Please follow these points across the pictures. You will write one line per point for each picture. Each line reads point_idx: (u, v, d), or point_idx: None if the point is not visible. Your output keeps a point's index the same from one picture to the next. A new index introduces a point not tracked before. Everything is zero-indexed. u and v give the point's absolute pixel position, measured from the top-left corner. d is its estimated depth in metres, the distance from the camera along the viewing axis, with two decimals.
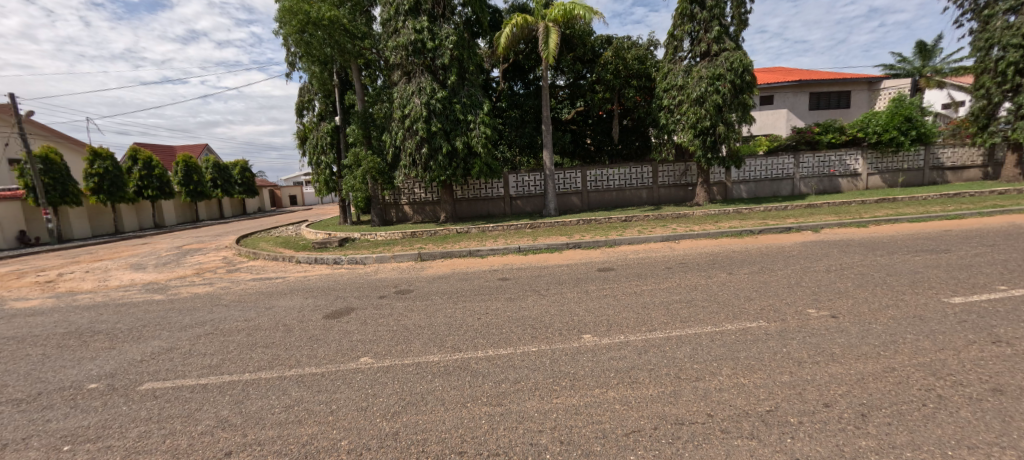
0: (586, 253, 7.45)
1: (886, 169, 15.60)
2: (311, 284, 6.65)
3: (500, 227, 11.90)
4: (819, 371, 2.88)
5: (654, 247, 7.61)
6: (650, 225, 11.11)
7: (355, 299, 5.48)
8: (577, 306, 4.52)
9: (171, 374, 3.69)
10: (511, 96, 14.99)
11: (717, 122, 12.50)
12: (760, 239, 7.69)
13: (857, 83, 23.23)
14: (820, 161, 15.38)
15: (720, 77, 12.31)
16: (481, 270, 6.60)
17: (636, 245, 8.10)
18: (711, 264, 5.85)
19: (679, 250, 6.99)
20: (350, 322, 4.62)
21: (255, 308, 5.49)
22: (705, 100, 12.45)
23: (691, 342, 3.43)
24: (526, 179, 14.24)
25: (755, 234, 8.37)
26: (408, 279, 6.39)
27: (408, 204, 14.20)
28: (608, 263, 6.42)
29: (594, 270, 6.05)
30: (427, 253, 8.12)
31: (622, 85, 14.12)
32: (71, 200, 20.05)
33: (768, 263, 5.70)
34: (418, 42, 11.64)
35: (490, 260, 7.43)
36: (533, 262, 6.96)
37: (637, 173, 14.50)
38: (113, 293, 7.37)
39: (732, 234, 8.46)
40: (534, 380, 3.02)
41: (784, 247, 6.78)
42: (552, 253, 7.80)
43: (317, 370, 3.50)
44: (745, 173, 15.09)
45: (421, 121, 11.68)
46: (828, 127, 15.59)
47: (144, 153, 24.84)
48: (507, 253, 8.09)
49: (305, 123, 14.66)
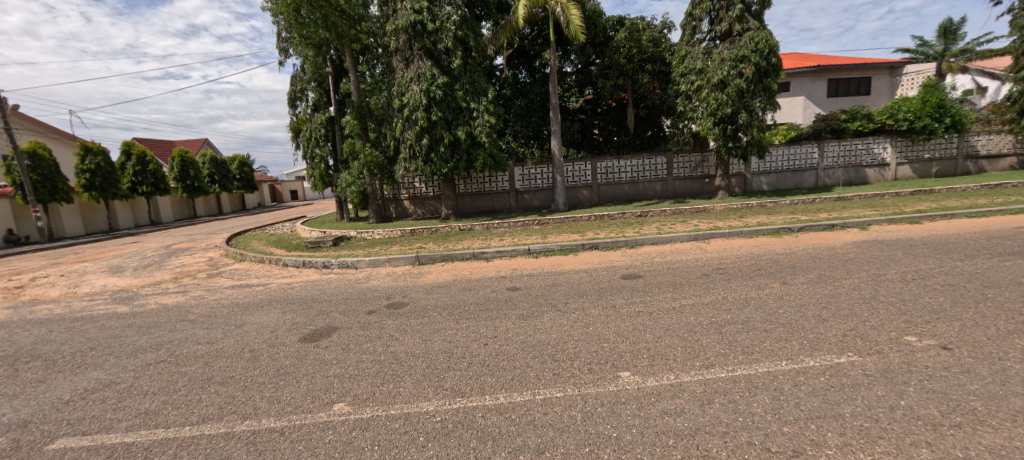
0: (606, 256, 6.51)
1: (916, 158, 14.83)
2: (293, 293, 5.83)
3: (506, 223, 11.08)
4: (968, 442, 2.04)
5: (682, 247, 6.63)
6: (668, 221, 10.33)
7: (338, 316, 4.63)
8: (606, 329, 3.68)
9: (95, 426, 2.90)
10: (516, 83, 14.26)
11: (739, 109, 11.53)
12: (802, 237, 6.73)
13: (878, 68, 22.46)
14: (845, 150, 14.55)
15: (744, 59, 11.33)
16: (486, 277, 5.74)
17: (661, 245, 7.15)
18: (757, 271, 4.96)
19: (714, 253, 6.07)
20: (330, 348, 3.81)
21: (222, 326, 4.70)
22: (727, 84, 11.46)
23: (767, 387, 2.59)
24: (533, 171, 13.36)
25: (793, 232, 7.32)
26: (404, 288, 5.55)
27: (409, 199, 13.52)
28: (634, 269, 5.52)
29: (619, 278, 5.17)
30: (426, 256, 7.17)
31: (636, 69, 13.09)
32: (61, 196, 19.47)
33: (826, 270, 4.81)
34: (418, 23, 10.82)
35: (496, 265, 6.52)
36: (545, 268, 6.06)
37: (650, 165, 13.73)
38: (78, 302, 6.60)
39: (768, 232, 7.44)
40: (564, 451, 2.21)
41: (835, 248, 5.87)
42: (566, 255, 6.84)
43: (278, 423, 2.69)
44: (767, 164, 14.30)
45: (420, 110, 10.84)
46: (856, 114, 14.71)
47: (138, 147, 24.27)
48: (515, 255, 7.18)
49: (298, 114, 13.73)
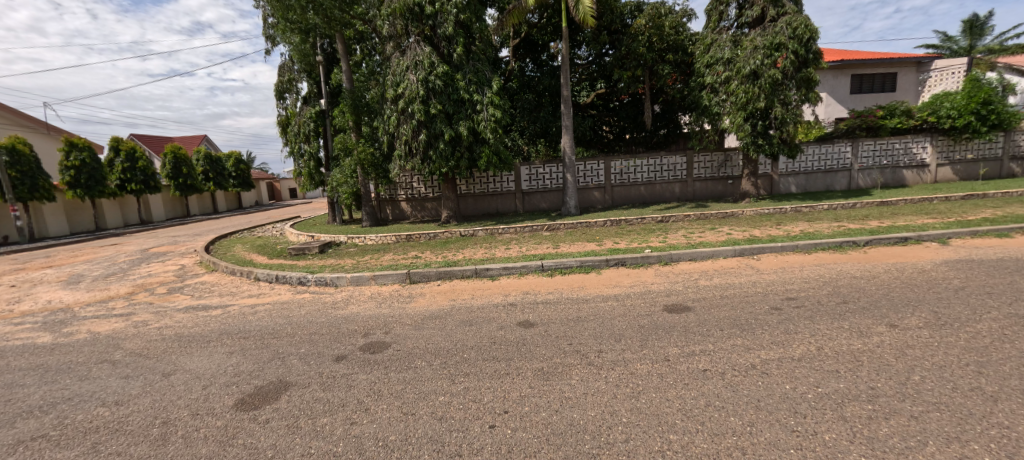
0: (638, 276, 5.28)
1: (958, 159, 13.62)
2: (252, 323, 4.67)
3: (512, 228, 9.97)
4: None
5: (729, 265, 5.44)
6: (695, 227, 9.20)
7: (298, 362, 3.51)
8: (667, 403, 2.56)
9: None
10: (523, 76, 13.12)
11: (772, 103, 10.37)
12: (875, 255, 5.52)
13: (905, 63, 21.17)
14: (881, 150, 13.35)
15: (780, 47, 10.16)
16: (491, 306, 4.54)
17: (700, 262, 5.79)
18: (845, 307, 3.79)
19: (774, 275, 4.88)
20: (273, 423, 2.69)
21: (147, 376, 3.59)
22: (760, 75, 10.29)
23: None
24: (541, 171, 12.23)
25: (861, 247, 5.95)
26: (388, 319, 4.40)
27: (406, 201, 12.44)
28: (678, 298, 4.35)
29: (662, 312, 4.01)
30: (418, 274, 5.86)
31: (656, 60, 11.92)
32: (42, 195, 18.42)
33: (938, 307, 3.66)
34: (415, 5, 9.72)
35: (502, 286, 5.32)
36: (564, 293, 4.83)
37: (669, 164, 12.57)
38: (2, 326, 5.51)
39: (831, 247, 5.98)
40: None
41: (927, 271, 4.68)
42: (588, 274, 5.58)
43: None
44: (796, 164, 13.12)
45: (417, 102, 9.71)
46: (894, 110, 13.39)
47: (127, 143, 23.23)
48: (524, 272, 5.86)
49: (286, 108, 12.60)
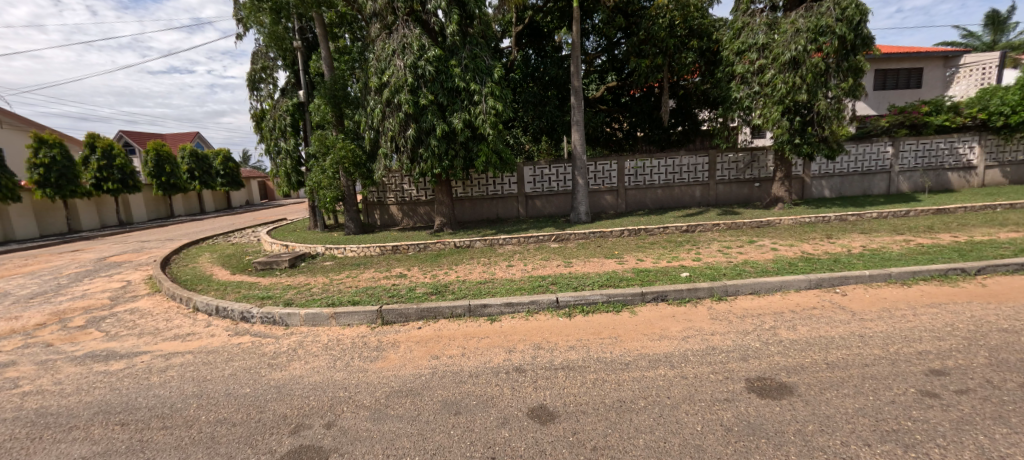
0: (691, 321, 3.87)
1: (1009, 161, 12.22)
2: (149, 394, 3.27)
3: (515, 239, 8.60)
4: None
5: (807, 304, 4.07)
6: (730, 240, 7.82)
7: None
8: None
9: None
10: (526, 65, 11.71)
11: (814, 95, 9.00)
12: (1001, 290, 4.13)
13: (933, 58, 19.74)
14: (925, 150, 11.97)
15: (826, 30, 8.77)
16: (487, 373, 3.14)
17: (764, 297, 4.40)
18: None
19: (884, 326, 3.49)
20: None
21: None
22: (802, 63, 8.91)
23: None
24: (547, 172, 10.84)
25: (972, 276, 4.55)
26: (338, 394, 3.01)
27: (395, 205, 11.07)
28: (767, 366, 2.96)
29: (752, 397, 2.61)
30: (391, 312, 4.46)
31: (678, 47, 10.50)
32: (5, 195, 16.96)
33: None
34: None
35: (503, 333, 3.92)
36: (591, 350, 3.42)
37: (690, 164, 11.19)
38: None
39: (932, 276, 4.58)
40: None
41: None
42: (619, 314, 4.17)
43: None
44: (831, 165, 11.77)
45: (405, 91, 8.32)
46: (940, 105, 12.16)
47: (104, 139, 21.84)
48: (533, 309, 4.43)
49: (260, 100, 11.17)
